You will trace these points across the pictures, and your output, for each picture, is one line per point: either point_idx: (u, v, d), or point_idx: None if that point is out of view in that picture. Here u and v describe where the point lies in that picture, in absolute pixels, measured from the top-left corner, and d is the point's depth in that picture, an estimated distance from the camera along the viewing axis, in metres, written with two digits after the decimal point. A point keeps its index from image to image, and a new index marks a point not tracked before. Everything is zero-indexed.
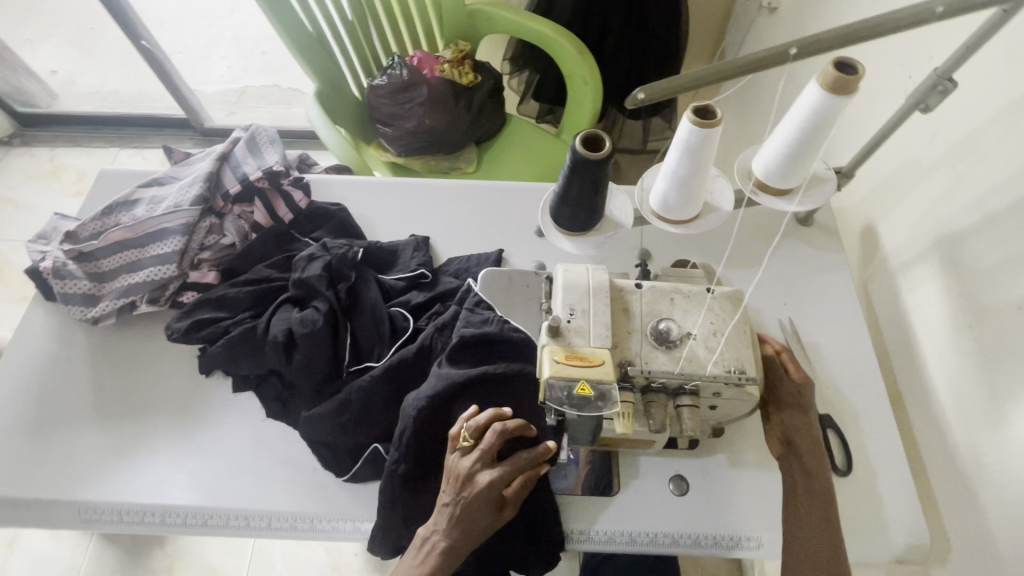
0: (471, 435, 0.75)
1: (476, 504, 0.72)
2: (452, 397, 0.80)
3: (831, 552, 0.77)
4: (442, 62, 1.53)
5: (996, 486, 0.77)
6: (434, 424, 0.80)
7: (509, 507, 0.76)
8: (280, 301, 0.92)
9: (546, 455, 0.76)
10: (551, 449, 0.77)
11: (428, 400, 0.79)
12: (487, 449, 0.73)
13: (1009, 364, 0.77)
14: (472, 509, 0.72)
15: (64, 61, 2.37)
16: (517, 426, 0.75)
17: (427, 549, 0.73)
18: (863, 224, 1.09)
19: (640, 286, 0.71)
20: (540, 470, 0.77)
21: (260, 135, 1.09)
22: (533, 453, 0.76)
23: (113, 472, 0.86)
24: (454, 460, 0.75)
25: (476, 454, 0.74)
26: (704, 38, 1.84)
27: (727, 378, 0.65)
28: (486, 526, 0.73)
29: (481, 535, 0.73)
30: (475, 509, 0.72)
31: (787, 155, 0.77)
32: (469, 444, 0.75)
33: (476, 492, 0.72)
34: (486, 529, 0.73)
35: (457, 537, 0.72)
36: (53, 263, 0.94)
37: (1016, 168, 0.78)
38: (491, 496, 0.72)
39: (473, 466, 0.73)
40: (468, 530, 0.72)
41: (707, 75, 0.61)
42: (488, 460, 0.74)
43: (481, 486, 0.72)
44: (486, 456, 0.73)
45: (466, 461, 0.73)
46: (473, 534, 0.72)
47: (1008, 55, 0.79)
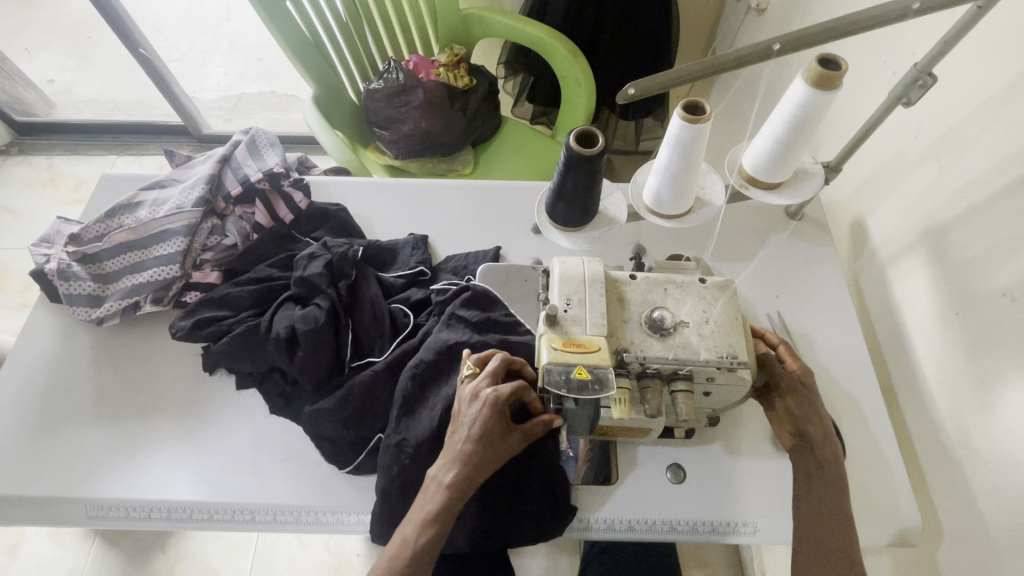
0: (475, 363, 0.79)
1: (485, 416, 0.73)
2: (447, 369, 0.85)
3: (826, 531, 0.79)
4: (438, 66, 1.56)
5: (986, 468, 0.79)
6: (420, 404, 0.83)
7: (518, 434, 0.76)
8: (283, 300, 0.94)
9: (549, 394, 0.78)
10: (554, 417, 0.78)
11: (411, 380, 0.83)
12: (494, 369, 0.77)
13: (995, 349, 0.79)
14: (481, 421, 0.73)
15: (62, 70, 2.39)
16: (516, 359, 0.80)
17: (442, 473, 0.74)
18: (853, 218, 1.12)
19: (634, 277, 0.73)
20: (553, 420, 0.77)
21: (260, 138, 1.11)
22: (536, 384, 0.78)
23: (119, 470, 0.87)
24: (462, 388, 0.77)
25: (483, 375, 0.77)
26: (695, 39, 1.87)
27: (718, 364, 0.68)
28: (498, 445, 0.74)
29: (492, 453, 0.74)
30: (483, 421, 0.73)
31: (775, 149, 0.79)
32: (474, 372, 0.79)
33: (483, 404, 0.73)
34: (496, 447, 0.74)
35: (469, 453, 0.73)
36: (58, 264, 0.96)
37: (996, 160, 0.81)
38: (498, 408, 0.74)
39: (481, 385, 0.76)
40: (480, 445, 0.73)
41: (694, 71, 0.63)
42: (495, 379, 0.77)
43: (487, 396, 0.74)
44: (493, 376, 0.76)
45: (472, 383, 0.76)
46: (484, 450, 0.73)
47: (987, 50, 0.82)
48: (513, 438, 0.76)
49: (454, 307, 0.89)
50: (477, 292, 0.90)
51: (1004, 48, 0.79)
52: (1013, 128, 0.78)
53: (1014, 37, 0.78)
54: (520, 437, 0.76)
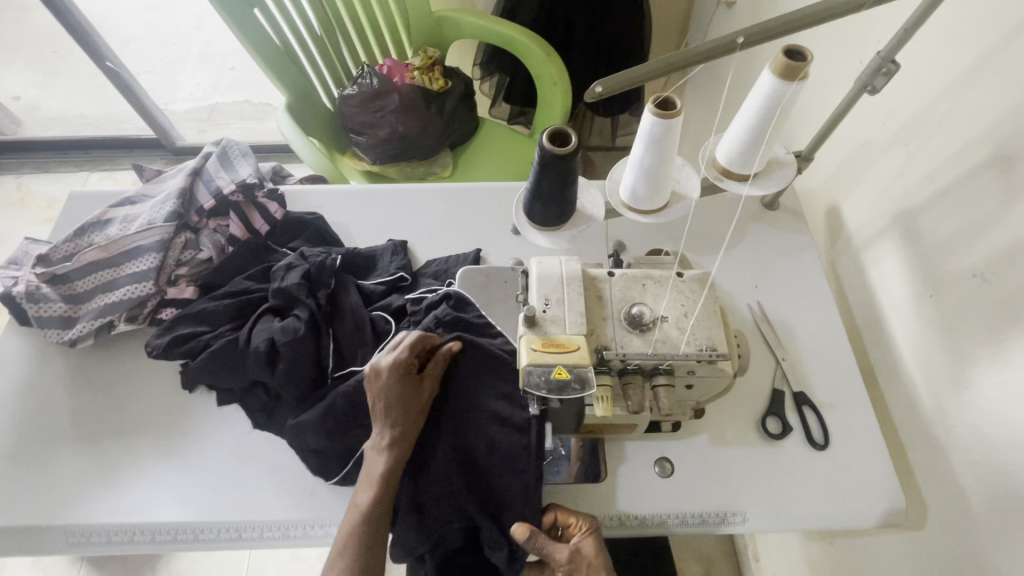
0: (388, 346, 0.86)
1: (390, 386, 0.79)
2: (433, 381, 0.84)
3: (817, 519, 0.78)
4: (412, 70, 1.56)
5: (965, 445, 0.80)
6: None
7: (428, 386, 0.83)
8: (262, 312, 0.93)
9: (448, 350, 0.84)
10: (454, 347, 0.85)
11: None
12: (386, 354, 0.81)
13: (968, 328, 0.81)
14: (387, 390, 0.79)
15: (27, 87, 2.33)
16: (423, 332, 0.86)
17: (376, 443, 0.80)
18: (828, 205, 1.13)
19: (612, 274, 0.73)
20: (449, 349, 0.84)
21: (232, 148, 1.09)
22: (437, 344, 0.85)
23: (99, 495, 0.85)
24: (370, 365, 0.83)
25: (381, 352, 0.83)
26: (667, 34, 1.88)
27: (698, 356, 0.68)
28: (410, 398, 0.80)
29: (408, 409, 0.80)
30: (387, 390, 0.79)
31: (747, 141, 0.80)
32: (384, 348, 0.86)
33: (391, 375, 0.79)
34: (409, 403, 0.80)
35: (390, 419, 0.79)
36: (26, 287, 0.93)
37: (961, 143, 0.82)
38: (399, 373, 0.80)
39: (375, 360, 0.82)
40: (394, 409, 0.79)
41: (661, 67, 0.63)
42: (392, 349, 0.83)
43: (383, 366, 0.80)
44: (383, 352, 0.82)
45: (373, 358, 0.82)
46: (399, 410, 0.79)
47: (947, 36, 0.84)
48: (424, 389, 0.82)
49: (434, 315, 0.89)
50: (456, 298, 0.91)
51: (964, 33, 0.81)
52: (976, 111, 0.80)
53: (973, 21, 0.79)
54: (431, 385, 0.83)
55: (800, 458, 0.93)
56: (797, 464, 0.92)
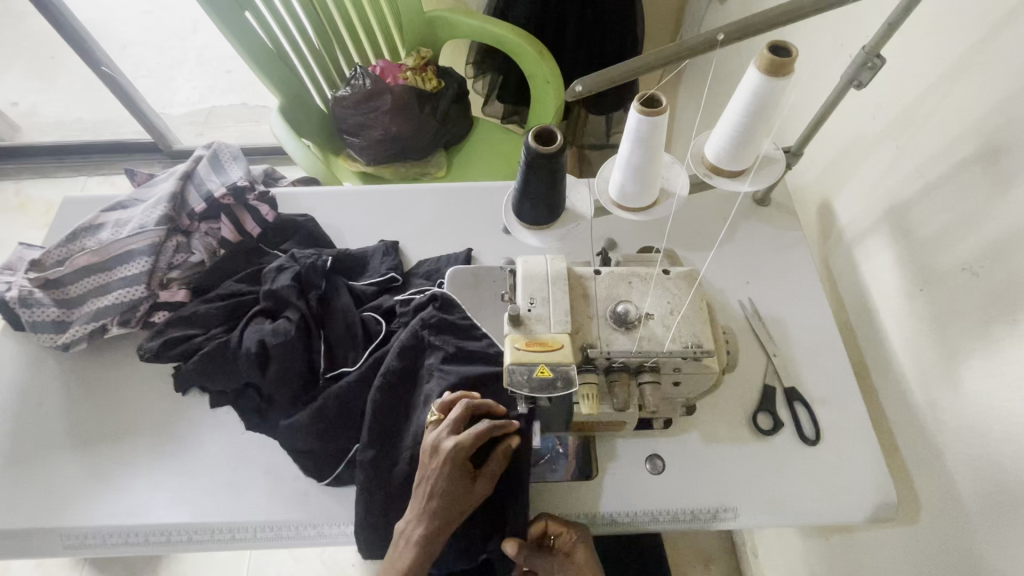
0: (440, 410, 0.79)
1: (447, 473, 0.74)
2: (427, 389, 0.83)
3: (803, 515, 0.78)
4: (405, 70, 1.56)
5: (957, 440, 0.80)
6: (390, 416, 0.84)
7: (482, 479, 0.78)
8: (252, 314, 0.93)
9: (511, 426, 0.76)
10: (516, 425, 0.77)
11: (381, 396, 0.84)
12: (453, 420, 0.76)
13: (959, 323, 0.80)
14: (445, 479, 0.74)
15: (25, 93, 2.34)
16: (483, 402, 0.78)
17: (410, 527, 0.75)
18: (820, 200, 1.13)
19: (598, 272, 0.74)
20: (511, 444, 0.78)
21: (223, 151, 1.10)
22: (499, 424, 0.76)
23: (93, 497, 0.86)
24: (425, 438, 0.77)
25: (444, 425, 0.77)
26: (661, 30, 1.88)
27: (683, 354, 0.68)
28: (462, 496, 0.75)
29: (457, 504, 0.75)
30: (445, 479, 0.73)
31: (734, 138, 0.80)
32: (439, 419, 0.79)
33: (451, 460, 0.74)
34: (460, 498, 0.75)
35: (436, 508, 0.74)
36: (19, 292, 0.94)
37: (950, 137, 0.82)
38: (461, 462, 0.74)
39: (440, 434, 0.76)
40: (445, 502, 0.74)
41: (641, 66, 0.64)
42: (456, 429, 0.76)
43: (447, 453, 0.73)
44: (452, 426, 0.76)
45: (434, 432, 0.76)
46: (450, 500, 0.74)
47: (934, 29, 0.83)
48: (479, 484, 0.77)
49: (420, 319, 0.88)
50: (442, 300, 0.89)
51: (950, 26, 0.81)
52: (964, 104, 0.80)
53: (959, 14, 0.79)
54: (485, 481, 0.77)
55: (793, 454, 0.93)
56: (789, 460, 0.92)
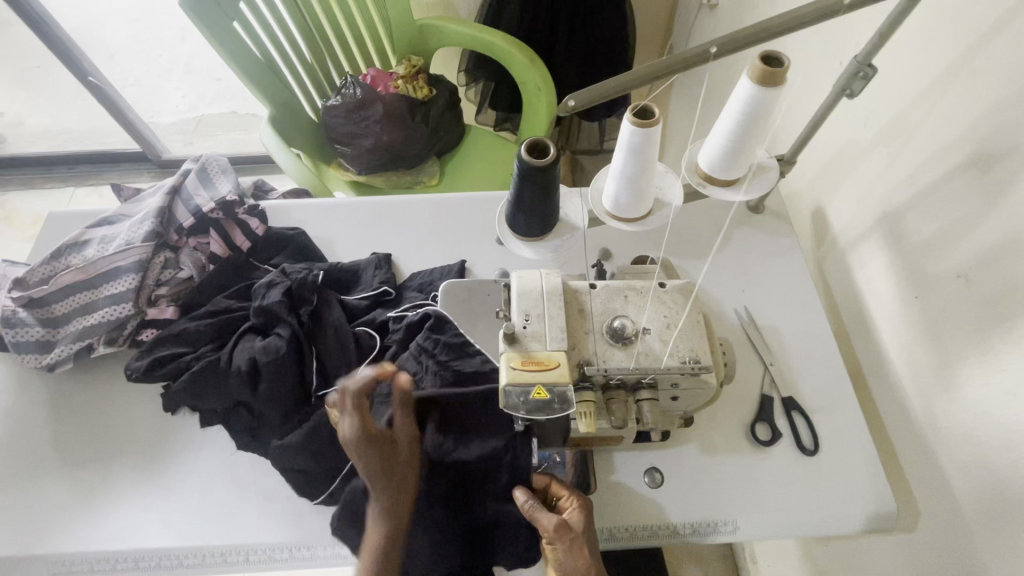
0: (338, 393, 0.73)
1: (366, 449, 0.71)
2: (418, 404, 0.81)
3: None
4: (396, 79, 1.54)
5: (954, 447, 0.80)
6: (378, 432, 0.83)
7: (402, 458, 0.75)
8: (242, 331, 0.92)
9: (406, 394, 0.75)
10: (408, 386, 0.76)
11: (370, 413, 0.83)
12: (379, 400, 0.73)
13: (953, 330, 0.80)
14: (363, 459, 0.71)
15: (11, 103, 2.31)
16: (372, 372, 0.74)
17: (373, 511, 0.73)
18: (813, 207, 1.13)
19: (594, 287, 0.73)
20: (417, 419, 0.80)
21: (211, 165, 1.08)
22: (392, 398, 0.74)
23: (80, 522, 0.83)
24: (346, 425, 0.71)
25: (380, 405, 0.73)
26: (652, 37, 1.89)
27: (682, 369, 0.67)
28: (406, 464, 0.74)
29: (403, 480, 0.74)
30: (367, 457, 0.70)
31: (727, 148, 0.79)
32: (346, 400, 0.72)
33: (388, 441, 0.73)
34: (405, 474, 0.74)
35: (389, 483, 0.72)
36: (2, 312, 0.92)
37: (942, 145, 0.82)
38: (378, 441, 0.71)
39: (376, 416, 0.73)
40: (370, 457, 0.71)
41: (634, 80, 0.63)
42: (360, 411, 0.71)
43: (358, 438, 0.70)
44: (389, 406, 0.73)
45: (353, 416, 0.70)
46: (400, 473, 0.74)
47: (924, 38, 0.84)
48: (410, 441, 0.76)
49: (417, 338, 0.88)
50: (435, 318, 0.88)
51: (940, 35, 0.81)
52: (955, 111, 0.79)
53: (948, 23, 0.80)
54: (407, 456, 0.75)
55: (790, 463, 0.92)
56: (786, 470, 0.91)
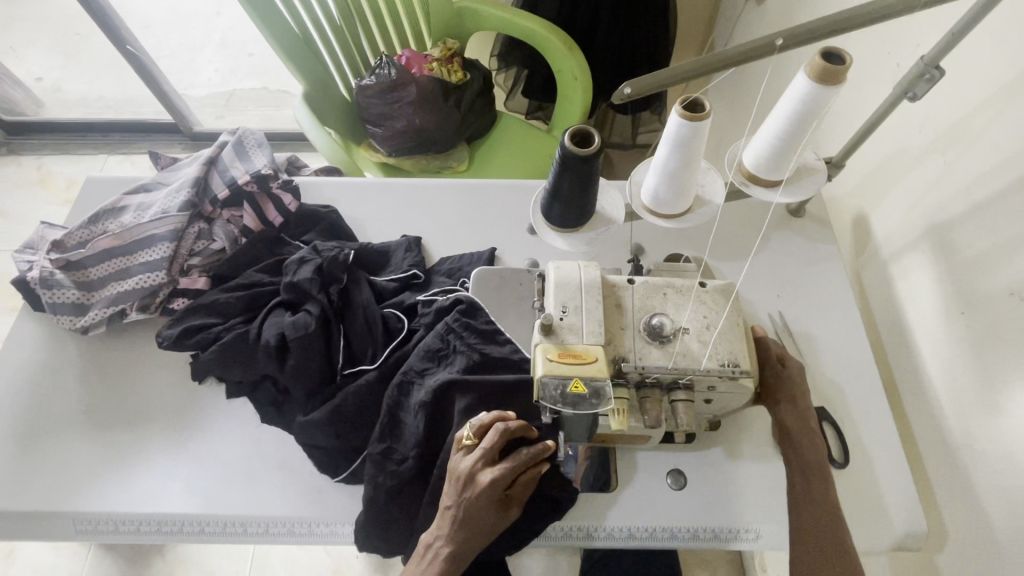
0: (474, 433, 0.75)
1: (483, 502, 0.71)
2: (445, 389, 0.81)
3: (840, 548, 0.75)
4: (432, 61, 1.52)
5: (993, 471, 0.77)
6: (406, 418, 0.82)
7: (514, 505, 0.75)
8: (272, 306, 0.92)
9: (548, 452, 0.74)
10: (550, 447, 0.75)
11: (394, 394, 0.83)
12: (490, 447, 0.72)
13: (1001, 350, 0.77)
14: (477, 510, 0.71)
15: (49, 68, 2.35)
16: (519, 426, 0.74)
17: (435, 551, 0.72)
18: (855, 214, 1.09)
19: (633, 281, 0.71)
20: (540, 467, 0.76)
21: (248, 138, 1.08)
22: (534, 450, 0.74)
23: (106, 483, 0.85)
24: (457, 460, 0.74)
25: (478, 452, 0.73)
26: (692, 31, 1.84)
27: (720, 372, 0.66)
28: (492, 525, 0.72)
29: (487, 532, 0.72)
30: (477, 506, 0.71)
31: (777, 147, 0.76)
32: (471, 443, 0.75)
33: (493, 501, 0.72)
34: (492, 527, 0.72)
35: (464, 539, 0.72)
36: (40, 272, 0.93)
37: (1004, 156, 0.78)
38: (495, 493, 0.71)
39: (475, 463, 0.72)
40: (482, 507, 0.71)
41: (691, 70, 0.61)
42: (491, 459, 0.73)
43: (484, 485, 0.71)
44: (489, 455, 0.72)
45: (468, 459, 0.73)
46: (482, 531, 0.72)
47: (994, 41, 0.80)
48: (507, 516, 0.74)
49: (445, 322, 0.87)
50: (467, 304, 0.87)
51: (1012, 39, 0.77)
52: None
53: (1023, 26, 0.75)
54: (516, 508, 0.74)
55: None
56: None
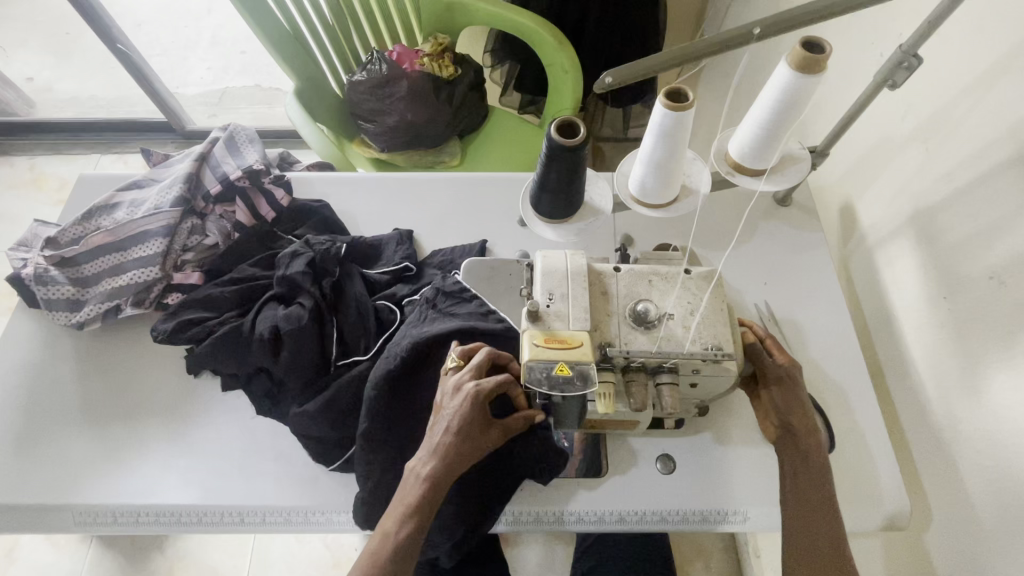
0: (459, 356, 0.79)
1: (470, 409, 0.72)
2: (430, 344, 0.84)
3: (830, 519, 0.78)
4: (422, 56, 1.52)
5: (975, 451, 0.79)
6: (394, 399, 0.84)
7: (498, 429, 0.76)
8: (266, 299, 0.93)
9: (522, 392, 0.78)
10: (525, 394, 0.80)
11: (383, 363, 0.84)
12: (478, 363, 0.76)
13: (981, 332, 0.79)
14: (464, 416, 0.72)
15: (40, 68, 2.34)
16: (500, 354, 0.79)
17: (421, 466, 0.72)
18: (842, 202, 1.11)
19: (618, 270, 0.73)
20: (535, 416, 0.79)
21: (239, 134, 1.09)
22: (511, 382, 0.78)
23: (105, 476, 0.86)
24: (446, 380, 0.77)
25: (466, 368, 0.76)
26: (682, 23, 1.85)
27: (704, 355, 0.67)
28: (477, 437, 0.73)
29: (473, 445, 0.73)
30: (465, 414, 0.72)
31: (760, 136, 0.77)
32: (458, 365, 0.78)
33: (479, 411, 0.73)
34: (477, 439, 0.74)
35: (451, 448, 0.72)
36: (35, 269, 0.94)
37: (984, 142, 0.80)
38: (482, 403, 0.73)
39: (463, 375, 0.75)
40: (469, 416, 0.72)
41: (670, 59, 0.62)
42: (477, 374, 0.76)
43: (470, 392, 0.73)
44: (476, 369, 0.76)
45: (457, 374, 0.76)
46: (468, 442, 0.73)
47: (973, 29, 0.81)
48: (491, 437, 0.75)
49: (434, 285, 0.92)
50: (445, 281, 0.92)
51: (990, 25, 0.78)
52: (1001, 106, 0.77)
53: (1000, 14, 0.77)
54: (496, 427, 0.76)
55: None
56: None
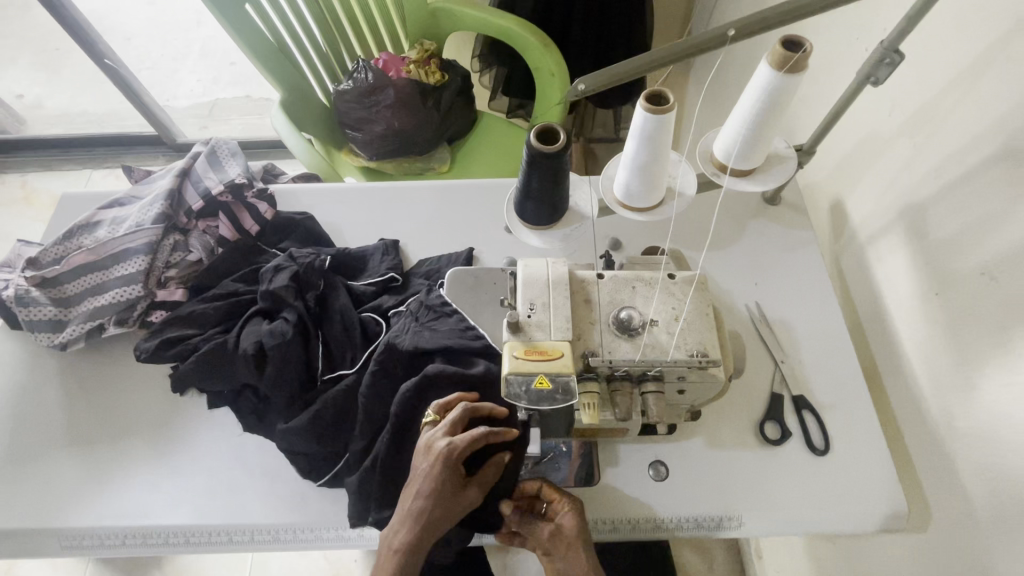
0: (437, 411, 0.78)
1: (439, 470, 0.72)
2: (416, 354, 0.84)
3: None
4: (408, 63, 1.52)
5: (971, 450, 0.77)
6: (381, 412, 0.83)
7: (473, 485, 0.76)
8: (250, 314, 0.92)
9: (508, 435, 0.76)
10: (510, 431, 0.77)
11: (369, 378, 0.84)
12: (451, 420, 0.75)
13: (974, 329, 0.77)
14: (436, 478, 0.72)
15: (30, 85, 2.34)
16: (481, 406, 0.78)
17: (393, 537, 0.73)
18: (832, 199, 1.10)
19: (602, 276, 0.72)
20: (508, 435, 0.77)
21: (221, 148, 1.08)
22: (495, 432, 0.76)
23: (90, 498, 0.85)
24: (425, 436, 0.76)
25: (441, 425, 0.76)
26: (670, 23, 1.84)
27: (688, 362, 0.66)
28: (448, 499, 0.73)
29: (448, 513, 0.73)
30: (436, 473, 0.72)
31: (742, 136, 0.76)
32: (434, 420, 0.78)
33: (450, 470, 0.73)
34: (449, 504, 0.73)
35: (420, 510, 0.72)
36: (16, 291, 0.93)
37: (972, 135, 0.78)
38: (453, 463, 0.73)
39: (435, 433, 0.75)
40: (440, 476, 0.72)
41: (646, 63, 0.61)
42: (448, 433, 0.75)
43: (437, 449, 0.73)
44: (449, 427, 0.75)
45: (435, 430, 0.75)
46: (437, 506, 0.72)
47: (957, 22, 0.80)
48: (467, 497, 0.74)
49: (419, 297, 0.90)
50: (430, 294, 0.90)
51: (974, 17, 0.77)
52: (987, 99, 0.76)
53: (983, 7, 0.76)
54: (478, 489, 0.76)
55: (801, 463, 0.90)
56: (796, 469, 0.90)
